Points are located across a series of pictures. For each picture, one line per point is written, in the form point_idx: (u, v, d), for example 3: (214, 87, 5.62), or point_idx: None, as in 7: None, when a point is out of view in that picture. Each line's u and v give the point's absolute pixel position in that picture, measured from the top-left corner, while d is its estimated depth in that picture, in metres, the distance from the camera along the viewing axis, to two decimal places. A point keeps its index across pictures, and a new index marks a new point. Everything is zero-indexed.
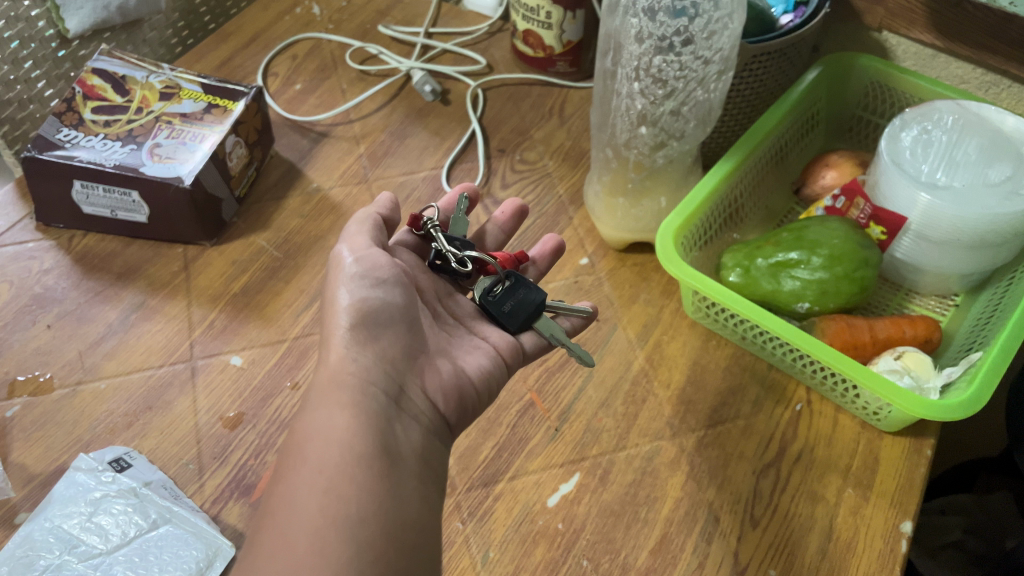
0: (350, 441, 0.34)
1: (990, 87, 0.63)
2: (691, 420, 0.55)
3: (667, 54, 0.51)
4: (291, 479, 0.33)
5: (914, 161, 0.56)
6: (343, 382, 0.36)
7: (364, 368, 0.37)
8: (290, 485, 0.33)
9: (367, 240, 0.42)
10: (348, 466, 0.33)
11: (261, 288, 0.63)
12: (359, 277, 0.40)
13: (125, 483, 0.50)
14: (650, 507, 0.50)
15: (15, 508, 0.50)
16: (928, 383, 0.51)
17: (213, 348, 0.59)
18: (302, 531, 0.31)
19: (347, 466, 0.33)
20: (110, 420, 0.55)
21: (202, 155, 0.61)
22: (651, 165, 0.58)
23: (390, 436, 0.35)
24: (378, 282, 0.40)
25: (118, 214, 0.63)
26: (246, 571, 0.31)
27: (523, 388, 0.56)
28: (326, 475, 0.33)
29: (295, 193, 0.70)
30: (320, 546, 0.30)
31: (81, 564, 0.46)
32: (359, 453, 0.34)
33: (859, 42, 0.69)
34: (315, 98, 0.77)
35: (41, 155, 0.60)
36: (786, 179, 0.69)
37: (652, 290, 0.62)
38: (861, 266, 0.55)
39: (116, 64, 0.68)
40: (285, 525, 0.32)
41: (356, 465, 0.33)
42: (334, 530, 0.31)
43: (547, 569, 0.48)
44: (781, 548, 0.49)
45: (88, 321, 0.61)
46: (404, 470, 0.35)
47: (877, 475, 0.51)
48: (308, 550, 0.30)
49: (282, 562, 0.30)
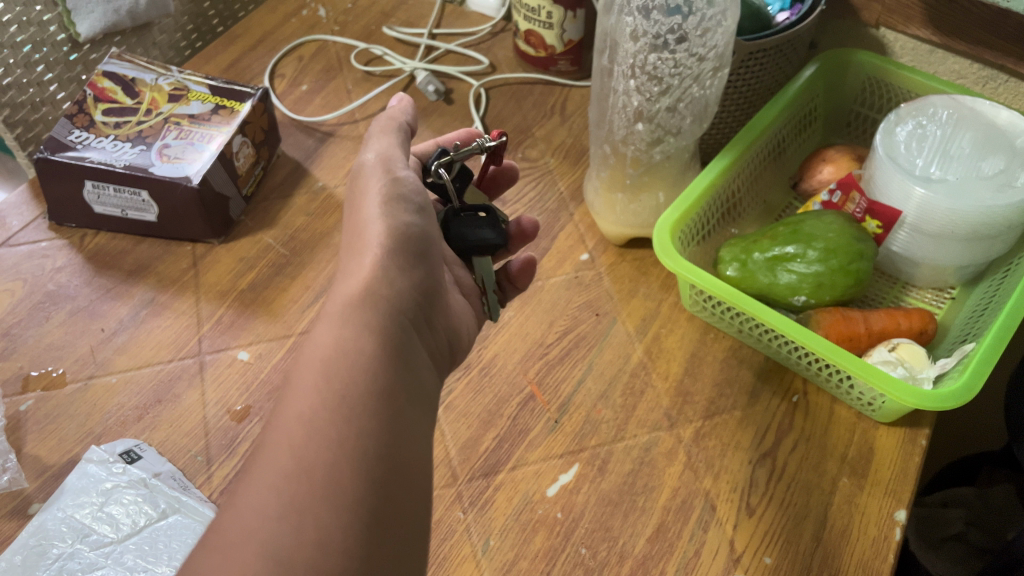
0: (376, 372, 0.33)
1: (987, 82, 0.64)
2: (689, 411, 0.55)
3: (662, 52, 0.52)
4: (312, 397, 0.32)
5: (908, 155, 0.57)
6: (376, 303, 0.36)
7: (397, 292, 0.37)
8: (310, 403, 0.32)
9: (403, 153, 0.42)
10: (373, 398, 0.32)
11: (268, 285, 0.64)
12: (394, 197, 0.40)
13: (136, 474, 0.51)
14: (647, 496, 0.51)
15: (29, 499, 0.52)
16: (921, 374, 0.52)
17: (221, 343, 0.61)
18: (328, 447, 0.31)
19: (365, 400, 0.32)
20: (121, 413, 0.56)
21: (210, 155, 0.63)
22: (648, 161, 0.59)
23: (412, 370, 0.35)
24: (412, 207, 0.40)
25: (128, 214, 0.65)
26: (256, 483, 0.30)
27: (524, 380, 0.57)
28: (351, 402, 0.32)
29: (302, 191, 0.71)
30: (336, 478, 0.30)
31: (93, 552, 0.48)
32: (384, 387, 0.33)
33: (856, 38, 0.70)
34: (320, 99, 0.79)
35: (53, 156, 0.62)
36: (785, 174, 0.70)
37: (651, 284, 0.63)
38: (857, 258, 0.56)
39: (126, 67, 0.70)
40: (310, 431, 0.31)
41: (379, 399, 0.33)
42: (360, 455, 0.31)
43: (546, 556, 0.49)
44: (776, 536, 0.49)
45: (100, 317, 0.62)
46: (418, 407, 0.35)
47: (872, 464, 0.52)
48: (331, 469, 0.30)
49: (308, 475, 0.30)
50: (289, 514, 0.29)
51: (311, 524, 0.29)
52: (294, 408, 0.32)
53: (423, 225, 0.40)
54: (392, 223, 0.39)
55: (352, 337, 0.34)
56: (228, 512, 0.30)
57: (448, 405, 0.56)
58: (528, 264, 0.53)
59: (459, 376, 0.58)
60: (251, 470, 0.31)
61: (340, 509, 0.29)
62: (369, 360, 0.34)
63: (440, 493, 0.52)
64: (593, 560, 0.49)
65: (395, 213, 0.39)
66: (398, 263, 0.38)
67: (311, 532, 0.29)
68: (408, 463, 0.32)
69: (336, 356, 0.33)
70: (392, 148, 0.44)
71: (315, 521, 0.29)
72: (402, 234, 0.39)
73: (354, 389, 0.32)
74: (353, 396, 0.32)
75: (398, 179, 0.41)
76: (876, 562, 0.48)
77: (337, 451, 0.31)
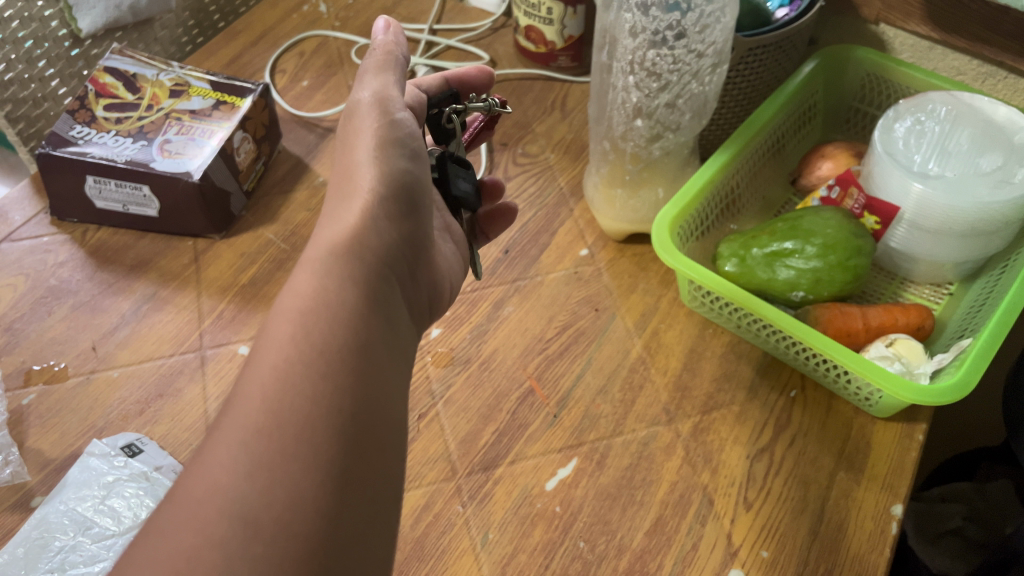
0: (356, 327, 0.31)
1: (986, 79, 0.64)
2: (687, 406, 0.56)
3: (661, 48, 0.52)
4: (284, 350, 0.30)
5: (907, 151, 0.57)
6: (360, 254, 0.34)
7: (381, 241, 0.35)
8: (280, 357, 0.29)
9: (399, 98, 0.41)
10: (350, 353, 0.30)
11: (269, 280, 0.65)
12: (390, 143, 0.38)
13: (137, 467, 0.52)
14: (646, 490, 0.52)
15: (32, 492, 0.52)
16: (919, 369, 0.52)
17: (222, 338, 0.61)
18: (304, 403, 0.28)
19: (342, 354, 0.30)
20: (123, 407, 0.57)
21: (211, 150, 0.63)
22: (647, 157, 0.59)
23: (391, 323, 0.33)
24: (409, 153, 0.39)
25: (130, 209, 0.65)
26: (220, 444, 0.28)
27: (523, 375, 0.58)
28: (327, 357, 0.30)
29: (302, 187, 0.71)
30: (309, 435, 0.28)
31: (95, 545, 0.48)
32: (366, 341, 0.31)
33: (856, 35, 0.70)
34: (321, 95, 0.79)
35: (55, 151, 0.62)
36: (784, 170, 0.70)
37: (650, 280, 0.63)
38: (855, 254, 0.56)
39: (127, 62, 0.70)
40: (283, 386, 0.29)
41: (358, 354, 0.30)
42: (336, 413, 0.29)
43: (545, 549, 0.49)
44: (774, 529, 0.50)
45: (102, 312, 0.62)
46: (396, 363, 0.33)
47: (868, 459, 0.52)
48: (305, 427, 0.28)
49: (280, 431, 0.28)
50: (258, 474, 0.27)
51: (280, 484, 0.27)
52: (263, 360, 0.30)
53: (418, 172, 0.39)
54: (383, 169, 0.37)
55: (331, 288, 0.32)
56: (191, 472, 0.28)
57: (448, 399, 0.57)
58: (505, 211, 0.56)
59: (459, 371, 0.58)
60: (217, 426, 0.29)
61: (315, 467, 0.27)
62: (349, 313, 0.32)
63: (440, 487, 0.52)
64: (591, 553, 0.49)
65: (389, 158, 0.38)
66: (387, 211, 0.36)
67: (280, 496, 0.26)
68: (384, 419, 0.30)
69: (312, 308, 0.31)
70: (387, 86, 0.41)
71: (289, 479, 0.27)
72: (395, 181, 0.37)
73: (331, 342, 0.30)
74: (331, 351, 0.30)
75: (391, 120, 0.39)
76: (872, 556, 0.48)
77: (312, 409, 0.28)
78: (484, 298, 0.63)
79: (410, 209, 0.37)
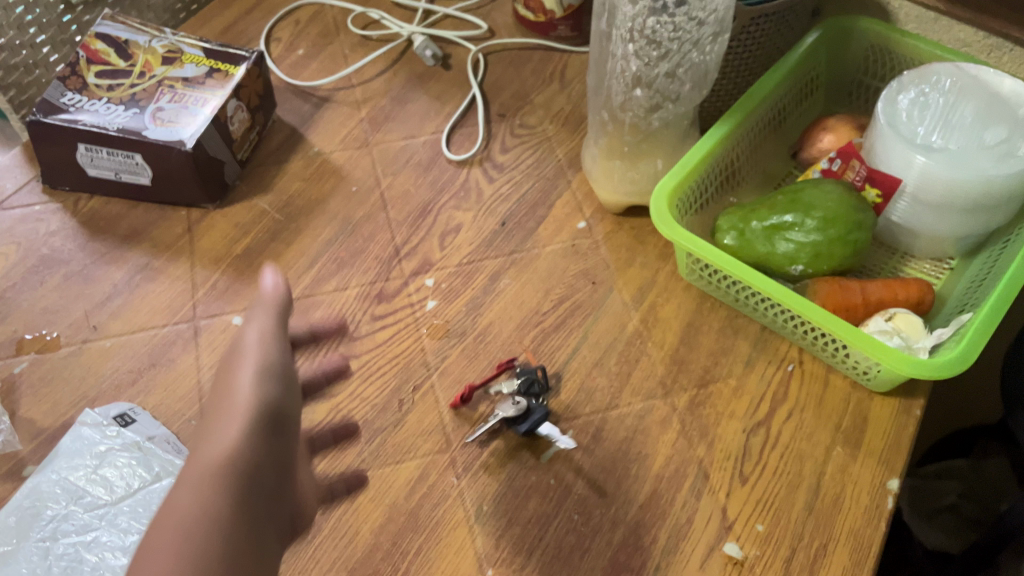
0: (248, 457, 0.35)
1: (991, 51, 0.63)
2: (684, 380, 0.55)
3: (661, 15, 0.51)
4: (221, 426, 0.36)
5: (910, 123, 0.56)
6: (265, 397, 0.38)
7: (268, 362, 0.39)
8: (218, 430, 0.36)
9: None
10: (269, 469, 0.36)
11: (264, 250, 0.64)
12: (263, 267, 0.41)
13: (130, 437, 0.51)
14: (641, 464, 0.51)
15: (24, 461, 0.52)
16: (918, 344, 0.51)
17: (216, 308, 0.60)
18: (207, 510, 0.32)
19: (238, 480, 0.34)
20: (116, 377, 0.56)
21: (204, 118, 0.62)
22: (646, 127, 0.58)
23: (284, 449, 0.37)
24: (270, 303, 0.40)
25: (122, 177, 0.64)
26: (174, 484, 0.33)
27: (518, 348, 0.57)
28: (230, 470, 0.34)
29: (298, 157, 0.70)
30: (210, 522, 0.32)
31: (87, 514, 0.48)
32: (275, 459, 0.36)
33: (860, 6, 0.69)
34: (317, 64, 0.78)
35: (46, 118, 0.61)
36: (785, 143, 0.69)
37: (648, 253, 0.63)
38: (855, 228, 0.55)
39: (119, 29, 0.69)
40: (197, 494, 0.33)
41: (263, 472, 0.35)
42: (236, 511, 0.33)
43: (539, 521, 0.49)
44: (769, 504, 0.49)
45: (95, 281, 0.62)
46: (281, 503, 0.36)
47: (866, 434, 0.52)
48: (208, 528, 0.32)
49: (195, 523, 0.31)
50: (169, 530, 0.31)
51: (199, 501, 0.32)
52: (200, 453, 0.35)
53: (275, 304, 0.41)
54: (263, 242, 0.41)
55: (256, 392, 0.37)
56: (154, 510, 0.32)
57: (443, 372, 0.56)
58: None
59: (454, 343, 0.58)
60: (171, 490, 0.33)
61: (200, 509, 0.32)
62: (251, 417, 0.36)
63: (434, 459, 0.52)
64: (585, 526, 0.49)
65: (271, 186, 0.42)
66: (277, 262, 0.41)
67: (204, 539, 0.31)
68: (268, 516, 0.35)
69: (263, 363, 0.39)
70: None
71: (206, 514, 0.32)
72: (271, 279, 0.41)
73: (239, 456, 0.35)
74: (233, 465, 0.34)
75: None
76: (867, 531, 0.48)
77: (235, 470, 0.34)
78: (481, 270, 0.62)
79: (277, 313, 0.41)
